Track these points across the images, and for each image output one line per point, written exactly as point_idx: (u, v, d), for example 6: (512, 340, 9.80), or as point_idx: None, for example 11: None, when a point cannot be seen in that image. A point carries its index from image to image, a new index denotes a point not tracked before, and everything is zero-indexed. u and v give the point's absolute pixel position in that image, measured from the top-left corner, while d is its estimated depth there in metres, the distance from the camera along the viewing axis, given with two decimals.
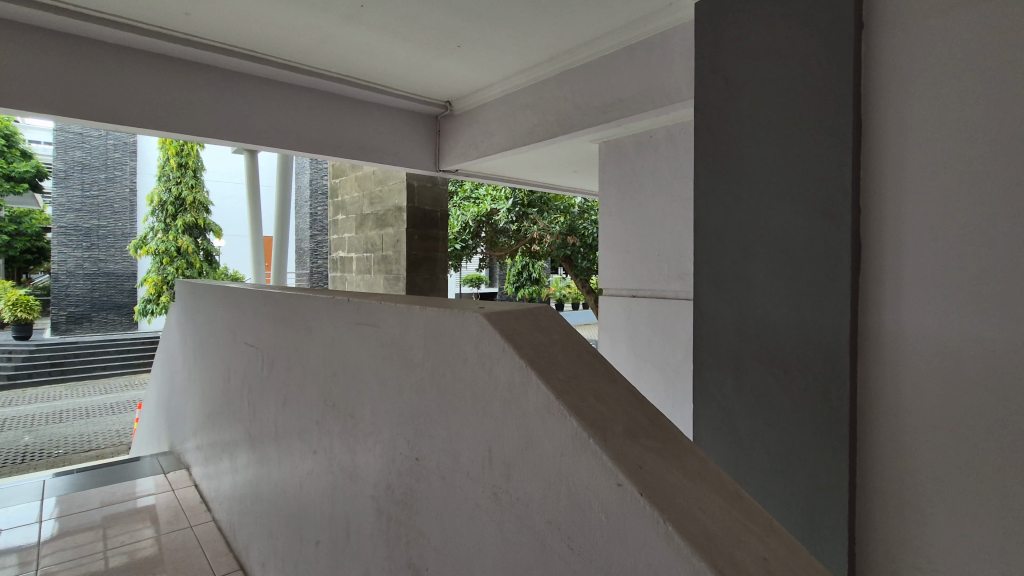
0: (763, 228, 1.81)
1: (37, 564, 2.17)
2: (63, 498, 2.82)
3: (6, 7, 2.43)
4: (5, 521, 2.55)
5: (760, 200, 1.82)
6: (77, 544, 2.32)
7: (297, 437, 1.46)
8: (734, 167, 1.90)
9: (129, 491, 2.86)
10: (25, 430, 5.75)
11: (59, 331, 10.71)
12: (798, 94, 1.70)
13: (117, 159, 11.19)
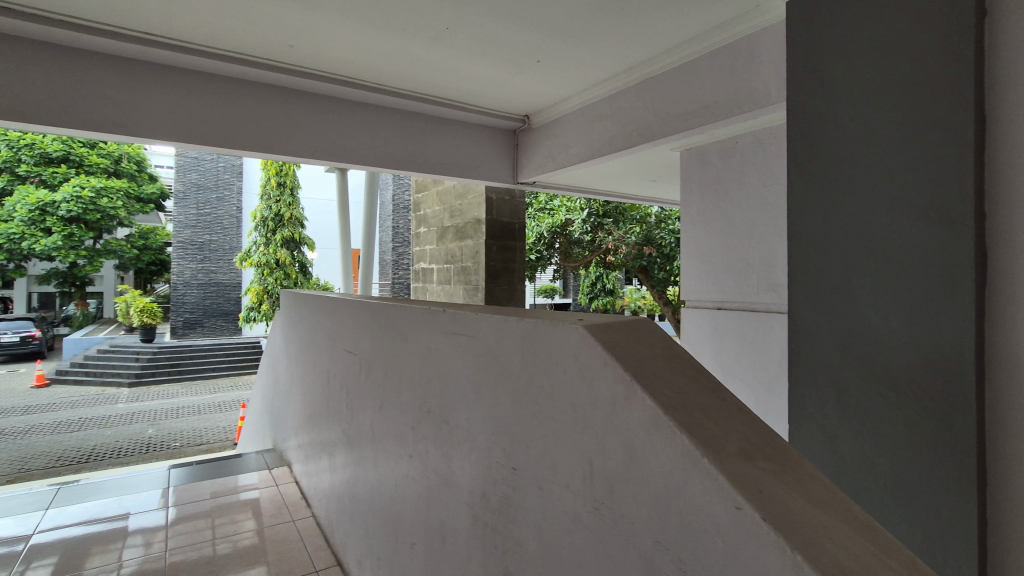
0: (868, 232, 1.62)
1: (160, 546, 2.43)
2: (184, 487, 3.14)
3: (147, 51, 2.80)
4: (137, 505, 2.88)
5: (863, 201, 1.63)
6: (194, 531, 2.56)
7: (393, 441, 1.53)
8: (828, 168, 1.74)
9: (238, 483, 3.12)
10: (150, 424, 6.46)
11: (177, 334, 11.96)
12: (906, 84, 1.51)
13: (226, 180, 12.37)
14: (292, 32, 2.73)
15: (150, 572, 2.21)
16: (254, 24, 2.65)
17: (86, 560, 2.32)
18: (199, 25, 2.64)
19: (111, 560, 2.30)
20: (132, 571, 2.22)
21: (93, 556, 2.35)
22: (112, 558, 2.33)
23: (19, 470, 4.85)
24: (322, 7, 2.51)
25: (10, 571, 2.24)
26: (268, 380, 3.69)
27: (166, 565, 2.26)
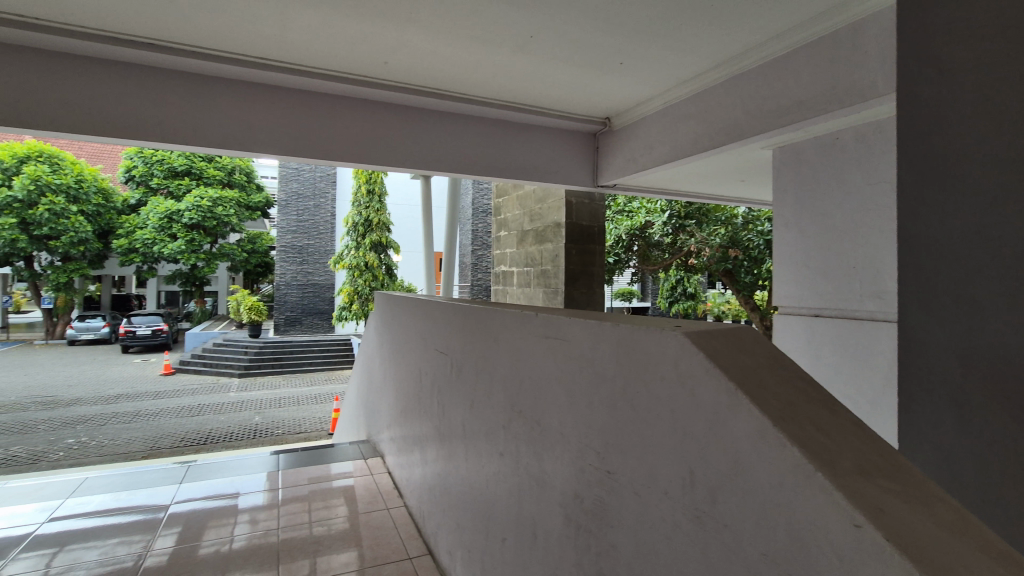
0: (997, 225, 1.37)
1: (261, 525, 2.69)
2: (288, 471, 3.44)
3: (262, 75, 3.10)
4: (246, 485, 3.20)
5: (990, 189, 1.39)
6: (295, 513, 2.81)
7: (484, 439, 1.59)
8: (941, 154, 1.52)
9: (335, 470, 3.37)
10: (257, 412, 7.10)
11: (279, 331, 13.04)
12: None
13: (322, 188, 13.34)
14: (387, 49, 2.90)
15: (258, 548, 2.46)
16: (353, 44, 2.85)
17: (202, 533, 2.62)
18: (305, 49, 2.89)
19: (225, 535, 2.59)
20: (244, 545, 2.49)
21: (210, 529, 2.65)
22: (226, 533, 2.62)
23: (152, 448, 5.53)
24: (414, 24, 2.64)
25: (145, 536, 2.59)
26: (363, 374, 3.94)
27: (275, 542, 2.51)
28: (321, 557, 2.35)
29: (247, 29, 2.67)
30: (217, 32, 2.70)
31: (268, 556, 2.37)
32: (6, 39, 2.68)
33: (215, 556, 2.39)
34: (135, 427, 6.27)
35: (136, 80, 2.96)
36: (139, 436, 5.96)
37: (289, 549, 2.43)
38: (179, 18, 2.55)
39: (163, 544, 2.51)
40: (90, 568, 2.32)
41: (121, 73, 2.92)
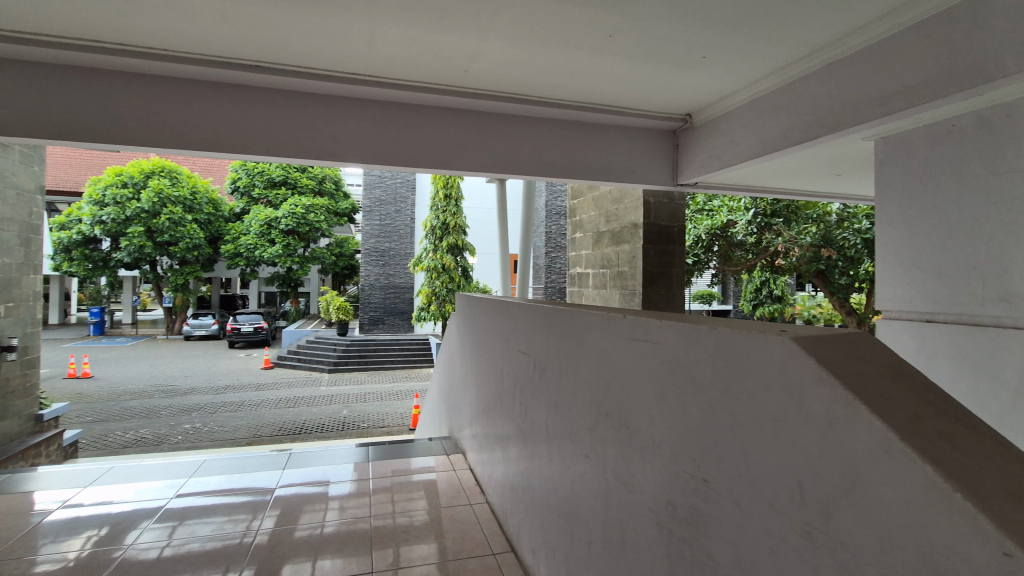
0: None
1: (349, 512, 2.86)
2: (374, 463, 3.63)
3: (351, 88, 3.29)
4: (336, 474, 3.42)
5: None
6: (379, 503, 2.96)
7: (569, 440, 1.59)
8: None
9: (417, 464, 3.50)
10: (344, 406, 7.55)
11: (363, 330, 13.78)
12: None
13: (402, 194, 13.94)
14: (467, 57, 2.98)
15: (347, 534, 2.62)
16: (436, 55, 2.95)
17: (298, 516, 2.83)
18: (391, 62, 3.03)
19: (318, 520, 2.79)
20: (335, 530, 2.66)
21: (305, 513, 2.86)
22: (318, 518, 2.81)
23: (254, 435, 6.04)
24: (494, 32, 2.70)
25: (250, 516, 2.84)
26: (445, 373, 4.07)
27: (366, 529, 2.66)
28: (404, 547, 2.46)
29: (339, 47, 2.85)
30: (312, 52, 2.90)
31: (356, 543, 2.53)
32: (139, 69, 3.04)
33: (309, 539, 2.58)
34: (240, 416, 6.88)
35: (243, 99, 3.25)
36: (243, 424, 6.53)
37: (374, 537, 2.57)
38: (281, 41, 2.78)
39: (264, 524, 2.75)
40: (202, 541, 2.58)
41: (231, 94, 3.22)
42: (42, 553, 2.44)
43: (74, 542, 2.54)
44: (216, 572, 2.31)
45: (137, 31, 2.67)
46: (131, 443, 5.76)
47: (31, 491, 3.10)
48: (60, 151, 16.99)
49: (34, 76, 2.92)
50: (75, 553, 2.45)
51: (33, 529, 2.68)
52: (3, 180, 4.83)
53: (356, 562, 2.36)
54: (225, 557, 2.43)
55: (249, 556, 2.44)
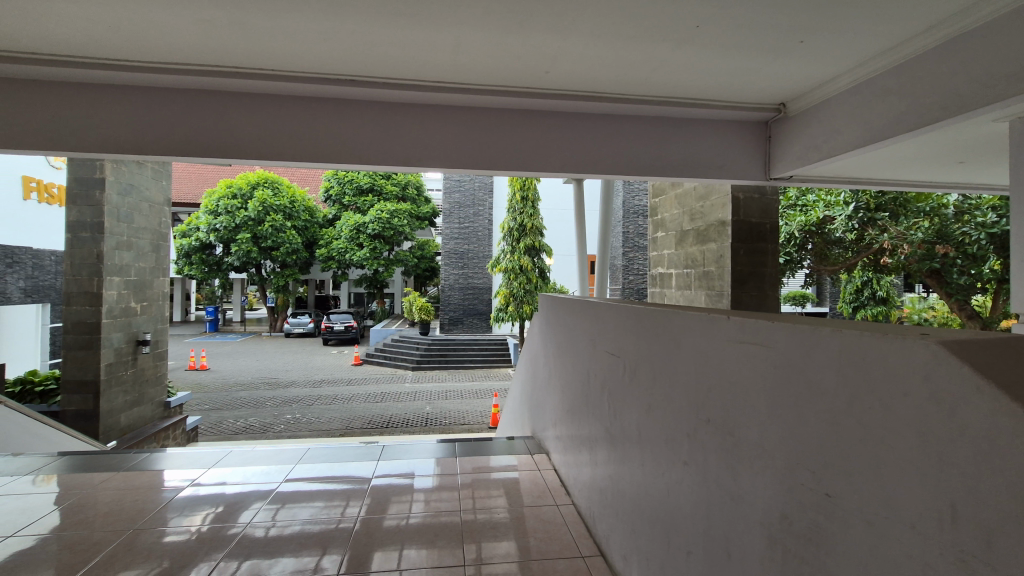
0: None
1: (433, 506, 2.96)
2: (459, 459, 3.73)
3: (437, 95, 3.41)
4: (421, 468, 3.55)
5: None
6: (459, 498, 3.04)
7: (663, 446, 1.53)
8: None
9: (499, 462, 3.56)
10: (428, 403, 7.83)
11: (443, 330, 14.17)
12: None
13: (481, 197, 14.24)
14: (548, 59, 2.99)
15: (431, 526, 2.71)
16: (518, 58, 2.98)
17: (387, 506, 2.97)
18: (474, 68, 3.10)
19: (405, 511, 2.90)
20: (419, 522, 2.77)
21: (393, 504, 2.99)
22: (405, 509, 2.93)
23: (347, 427, 6.42)
24: (576, 31, 2.68)
25: (344, 503, 3.01)
26: (528, 372, 4.10)
27: (455, 523, 2.74)
28: (485, 543, 2.51)
29: (426, 57, 2.95)
30: (401, 63, 3.03)
31: (442, 536, 2.61)
32: (249, 90, 3.33)
33: (399, 529, 2.70)
34: (334, 408, 7.35)
35: (338, 112, 3.47)
36: (337, 416, 6.96)
37: (456, 532, 2.64)
38: (372, 55, 2.92)
39: (353, 511, 2.91)
40: (302, 524, 2.78)
41: (327, 107, 3.44)
42: (172, 525, 2.74)
43: (195, 518, 2.83)
44: (316, 553, 2.48)
45: (249, 55, 2.93)
46: (241, 430, 6.33)
47: (162, 470, 3.49)
48: (182, 167, 19.04)
49: (164, 101, 3.28)
50: (196, 527, 2.74)
51: (164, 503, 3.01)
52: (140, 194, 5.50)
53: (442, 555, 2.44)
54: (324, 540, 2.61)
55: (344, 541, 2.59)
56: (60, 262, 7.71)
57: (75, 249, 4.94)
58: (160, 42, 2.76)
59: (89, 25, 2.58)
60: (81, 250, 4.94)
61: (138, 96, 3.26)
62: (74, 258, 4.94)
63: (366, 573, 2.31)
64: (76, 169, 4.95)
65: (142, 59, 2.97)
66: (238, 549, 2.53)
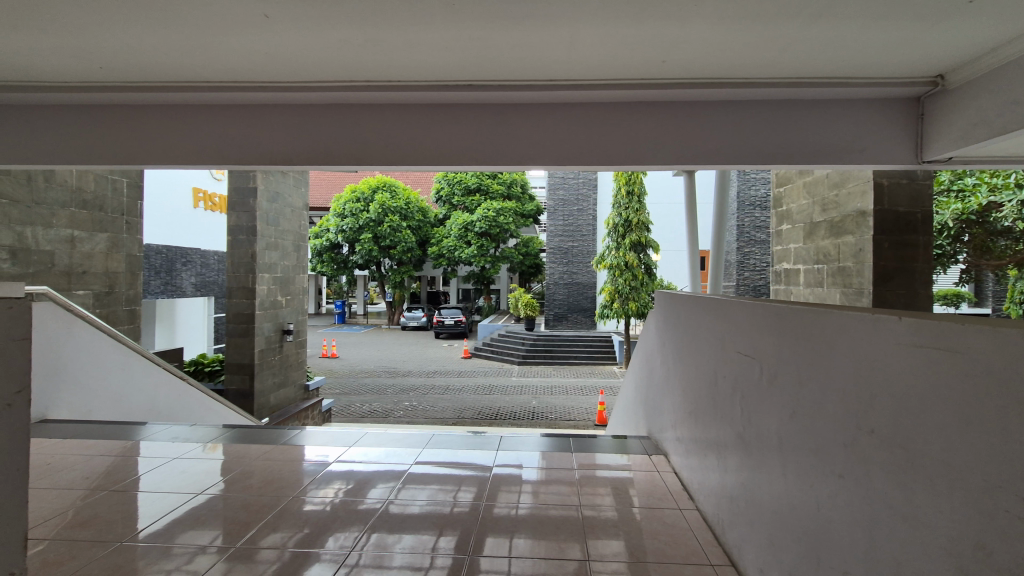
0: None
1: (543, 498, 3.01)
2: (569, 454, 3.75)
3: (550, 93, 3.44)
4: (529, 460, 3.63)
5: None
6: (568, 493, 3.07)
7: (811, 456, 1.42)
8: None
9: (602, 461, 3.54)
10: (534, 397, 7.95)
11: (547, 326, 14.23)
12: None
13: (585, 193, 14.18)
14: (666, 48, 2.88)
15: (540, 518, 2.77)
16: (632, 50, 2.91)
17: (496, 494, 3.08)
18: (587, 63, 3.08)
19: (514, 501, 2.99)
20: (528, 513, 2.84)
21: (504, 492, 3.10)
22: (514, 499, 3.01)
23: (459, 416, 6.73)
24: (697, 17, 2.55)
25: (459, 489, 3.17)
26: (642, 371, 4.00)
27: (567, 517, 2.77)
28: (594, 540, 2.52)
29: (541, 57, 2.99)
30: (515, 65, 3.11)
31: (555, 528, 2.66)
32: (378, 100, 3.60)
33: (509, 517, 2.79)
34: (447, 398, 7.73)
35: (457, 116, 3.64)
36: (449, 405, 7.32)
37: (565, 526, 2.68)
38: (488, 59, 3.02)
39: (465, 497, 3.06)
40: (421, 504, 2.97)
41: (446, 113, 3.64)
42: (308, 495, 3.07)
43: (328, 491, 3.14)
44: (435, 533, 2.64)
45: (378, 69, 3.16)
46: (366, 413, 6.89)
47: (305, 445, 3.92)
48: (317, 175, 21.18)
49: (308, 116, 3.67)
50: (330, 499, 3.03)
51: (308, 475, 3.38)
52: (284, 200, 6.19)
53: (551, 546, 2.49)
54: (441, 522, 2.76)
55: (462, 524, 2.74)
56: (222, 260, 8.91)
57: (235, 250, 5.69)
58: (305, 63, 3.08)
59: (251, 55, 2.95)
60: (240, 250, 5.68)
61: (286, 113, 3.68)
62: (235, 258, 5.69)
63: (478, 556, 2.43)
64: (235, 180, 5.69)
65: (292, 80, 3.34)
66: (375, 522, 2.77)
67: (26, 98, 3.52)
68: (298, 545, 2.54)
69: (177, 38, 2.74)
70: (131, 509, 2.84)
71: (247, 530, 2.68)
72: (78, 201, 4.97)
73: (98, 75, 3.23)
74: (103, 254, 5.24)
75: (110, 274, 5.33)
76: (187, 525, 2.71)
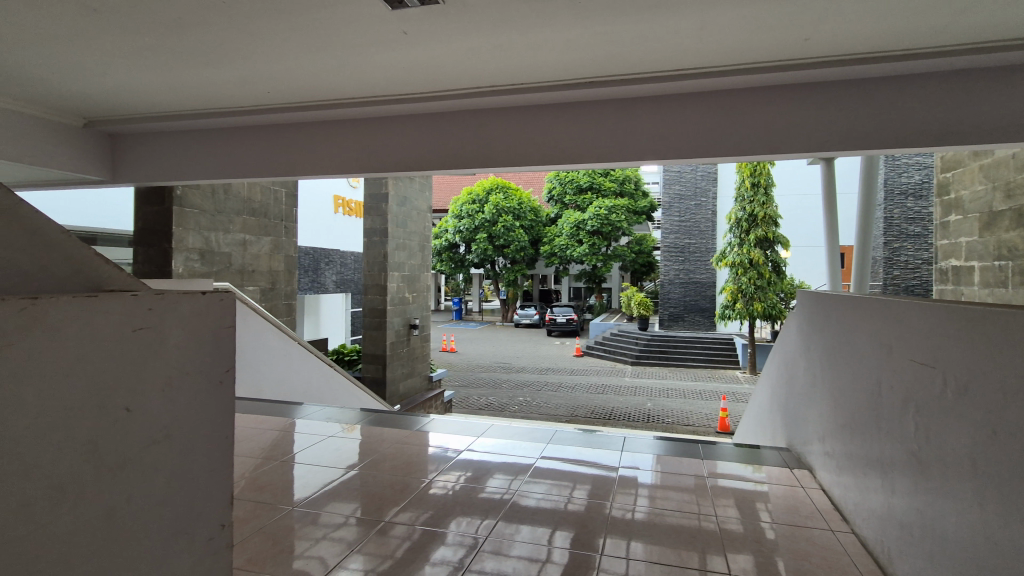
0: None
1: (660, 504, 2.91)
2: (686, 459, 3.58)
3: (677, 84, 3.32)
4: (643, 463, 3.53)
5: None
6: (688, 501, 2.93)
7: (1018, 485, 1.22)
8: None
9: (724, 470, 3.35)
10: (649, 399, 7.70)
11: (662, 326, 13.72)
12: None
13: (703, 187, 13.45)
14: (811, 25, 2.64)
15: (657, 524, 2.68)
16: (769, 31, 2.70)
17: (609, 493, 3.06)
18: (719, 49, 2.92)
19: (630, 503, 2.93)
20: (643, 517, 2.76)
21: (619, 494, 3.05)
22: (630, 501, 2.95)
23: (573, 414, 6.75)
24: None
25: (575, 486, 3.17)
26: (782, 377, 3.69)
27: (692, 527, 2.64)
28: (720, 555, 2.38)
29: (668, 46, 2.89)
30: (639, 58, 3.04)
31: (675, 536, 2.56)
32: (503, 104, 3.73)
33: (623, 520, 2.73)
34: (561, 396, 7.78)
35: (580, 115, 3.66)
36: (563, 403, 7.36)
37: (686, 534, 2.57)
38: (613, 54, 2.99)
39: (580, 495, 3.05)
40: (537, 498, 3.02)
41: (568, 111, 3.68)
42: (430, 480, 3.26)
43: (450, 477, 3.32)
44: (551, 528, 2.67)
45: (505, 73, 3.27)
46: (483, 406, 7.17)
47: (431, 432, 4.18)
48: (438, 180, 22.45)
49: (438, 123, 3.91)
50: (451, 485, 3.20)
51: (438, 460, 3.61)
52: (412, 204, 6.63)
53: (671, 553, 2.41)
54: (555, 518, 2.78)
55: (577, 521, 2.74)
56: (358, 260, 9.79)
57: (369, 251, 6.24)
58: (436, 75, 3.28)
59: (392, 70, 3.21)
60: (374, 251, 6.20)
61: (421, 122, 3.95)
62: (370, 258, 6.23)
63: (597, 554, 2.42)
64: (371, 187, 6.23)
65: (426, 91, 3.57)
66: (494, 511, 2.87)
67: (215, 123, 4.14)
68: (426, 523, 2.73)
69: (331, 60, 3.06)
70: (291, 478, 3.24)
71: (380, 505, 2.93)
72: (249, 209, 5.76)
73: (266, 99, 3.71)
74: (267, 255, 6.02)
75: (273, 273, 6.12)
76: (337, 496, 3.03)
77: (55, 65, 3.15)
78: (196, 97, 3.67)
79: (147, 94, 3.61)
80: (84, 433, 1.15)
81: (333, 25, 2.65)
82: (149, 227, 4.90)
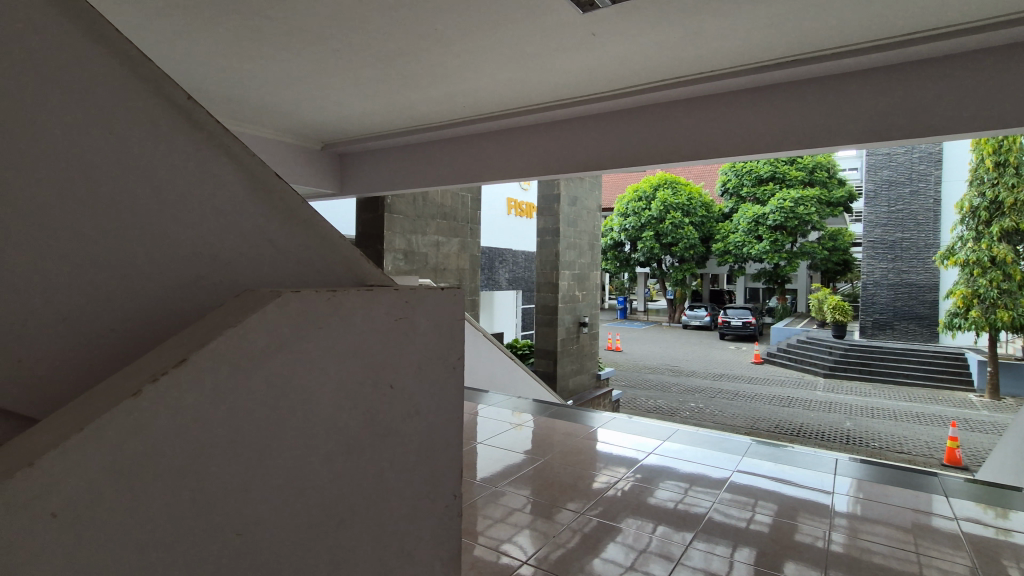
0: None
1: (869, 538, 2.53)
2: (898, 490, 3.07)
3: (909, 50, 2.83)
4: (838, 486, 3.13)
5: None
6: (899, 539, 2.51)
7: None
8: None
9: (957, 510, 2.78)
10: (849, 418, 6.74)
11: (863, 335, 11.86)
12: None
13: (922, 170, 11.31)
14: None
15: (855, 558, 2.36)
16: None
17: (800, 515, 2.76)
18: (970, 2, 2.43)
19: (822, 530, 2.61)
20: (839, 550, 2.43)
21: (808, 518, 2.73)
22: (824, 529, 2.63)
23: (753, 426, 6.22)
24: None
25: (753, 503, 2.93)
26: None
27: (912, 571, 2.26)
28: None
29: (897, 9, 2.49)
30: (859, 27, 2.67)
31: None
32: (692, 95, 3.57)
33: (812, 548, 2.45)
34: (739, 405, 7.22)
35: (780, 98, 3.34)
36: (742, 413, 6.82)
37: None
38: (823, 27, 2.68)
39: (763, 513, 2.80)
40: (710, 509, 2.87)
41: (768, 95, 3.37)
42: (602, 476, 3.29)
43: (616, 474, 3.32)
44: (728, 543, 2.51)
45: (694, 62, 3.13)
46: (653, 408, 6.98)
47: (606, 431, 4.18)
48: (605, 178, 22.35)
49: (621, 121, 3.91)
50: (616, 483, 3.20)
51: (616, 458, 3.60)
52: (582, 203, 6.72)
53: None
54: (736, 534, 2.60)
55: (764, 541, 2.53)
56: (531, 259, 10.21)
57: (543, 249, 6.47)
58: (621, 72, 3.28)
59: (577, 73, 3.30)
60: (547, 249, 6.42)
61: (604, 120, 3.97)
62: (543, 256, 6.47)
63: None
64: (546, 188, 6.45)
65: (610, 89, 3.59)
66: (661, 516, 2.79)
67: (421, 137, 4.68)
68: (600, 516, 2.77)
69: (521, 70, 3.25)
70: (476, 460, 3.53)
71: (561, 495, 3.03)
72: (442, 214, 6.38)
73: (464, 112, 4.08)
74: (456, 254, 6.62)
75: (460, 271, 6.70)
76: (521, 481, 3.21)
77: (306, 100, 3.87)
78: (405, 116, 4.18)
79: (371, 116, 4.22)
80: (363, 402, 1.37)
81: (525, 36, 2.81)
82: (367, 231, 5.76)
